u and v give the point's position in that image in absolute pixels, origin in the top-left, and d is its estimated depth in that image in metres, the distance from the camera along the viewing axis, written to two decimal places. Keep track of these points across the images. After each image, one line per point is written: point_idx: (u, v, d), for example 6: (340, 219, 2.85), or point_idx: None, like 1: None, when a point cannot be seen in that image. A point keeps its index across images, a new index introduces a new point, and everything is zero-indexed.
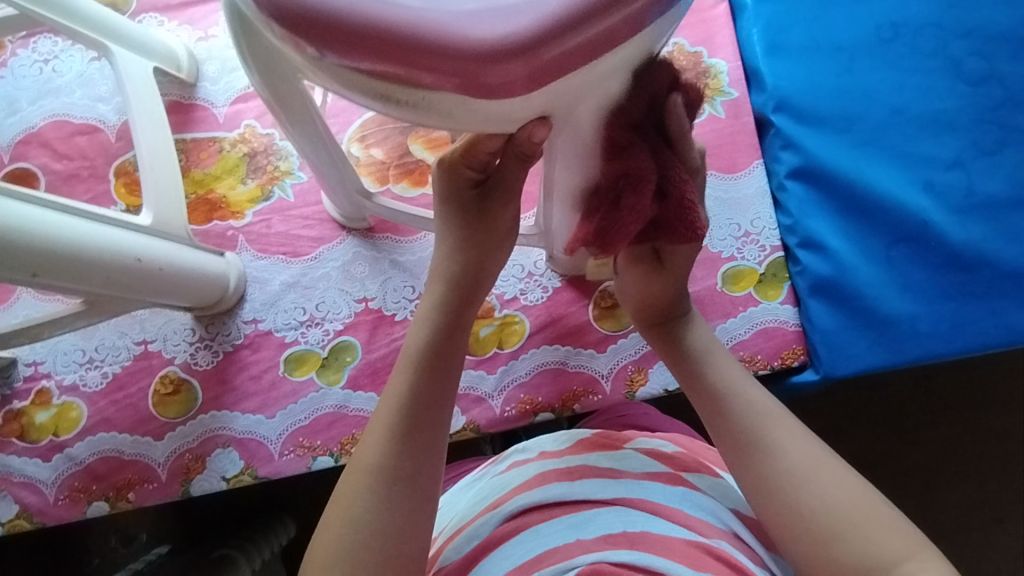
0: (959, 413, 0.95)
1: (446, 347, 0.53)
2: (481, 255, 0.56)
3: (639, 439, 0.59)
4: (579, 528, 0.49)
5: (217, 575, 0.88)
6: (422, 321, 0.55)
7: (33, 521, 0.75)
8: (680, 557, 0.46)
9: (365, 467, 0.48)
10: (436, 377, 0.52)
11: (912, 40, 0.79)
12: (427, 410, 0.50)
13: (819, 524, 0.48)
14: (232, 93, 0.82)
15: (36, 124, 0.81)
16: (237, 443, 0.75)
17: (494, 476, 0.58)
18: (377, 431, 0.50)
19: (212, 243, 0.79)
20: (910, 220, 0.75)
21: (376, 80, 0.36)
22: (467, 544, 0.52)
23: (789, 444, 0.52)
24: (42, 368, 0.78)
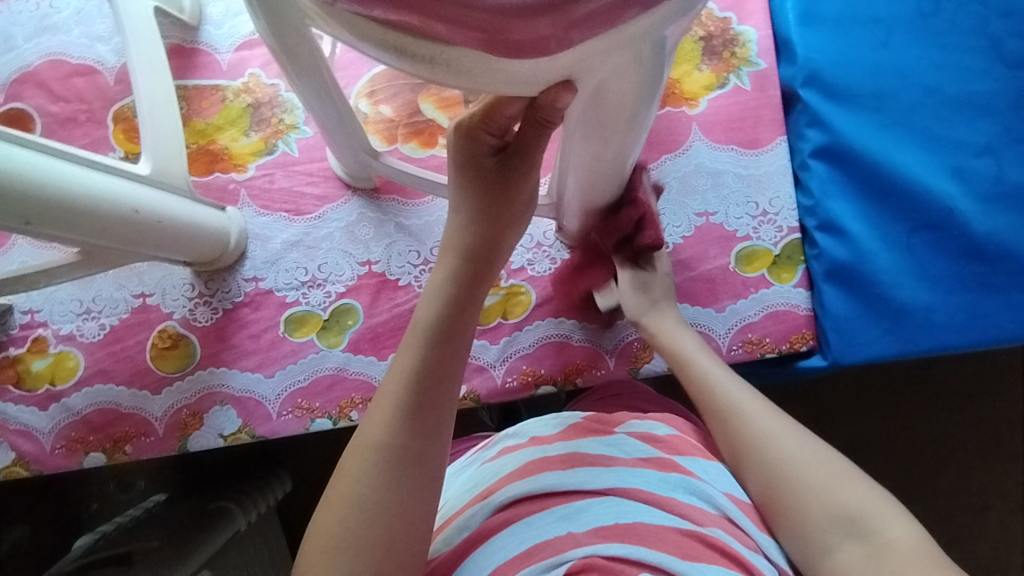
0: (962, 403, 0.94)
1: (457, 322, 0.51)
2: (497, 226, 0.54)
3: (629, 422, 0.58)
4: (569, 520, 0.48)
5: (215, 524, 0.89)
6: (434, 293, 0.52)
7: (29, 469, 0.75)
8: (673, 548, 0.45)
9: (369, 444, 0.47)
10: (447, 352, 0.50)
11: (952, 16, 0.75)
12: (436, 385, 0.49)
13: (792, 478, 0.52)
14: (236, 39, 0.79)
15: (33, 62, 0.78)
16: (235, 401, 0.75)
17: (484, 462, 0.57)
18: (384, 408, 0.48)
19: (213, 196, 0.77)
20: (935, 208, 0.72)
21: (390, 30, 0.34)
22: (458, 535, 0.51)
23: (761, 411, 0.57)
24: (39, 317, 0.77)
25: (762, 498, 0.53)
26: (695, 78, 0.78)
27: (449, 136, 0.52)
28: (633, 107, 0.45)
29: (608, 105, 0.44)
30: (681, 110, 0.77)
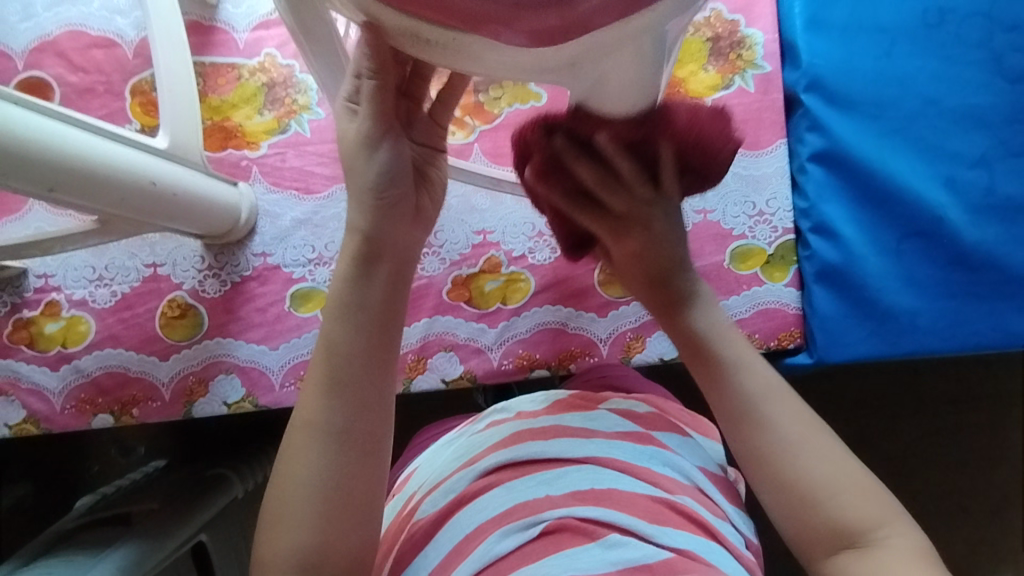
0: (942, 406, 0.97)
1: (368, 299, 0.51)
2: (396, 211, 0.51)
3: (613, 399, 0.61)
4: (550, 485, 0.50)
5: (217, 489, 0.93)
6: (341, 272, 0.52)
7: (40, 427, 0.78)
8: (643, 512, 0.48)
9: (305, 423, 0.50)
10: (363, 330, 0.51)
11: (957, 29, 0.77)
12: (354, 363, 0.50)
13: (809, 496, 0.51)
14: (254, 18, 0.80)
15: (52, 32, 0.79)
16: (240, 371, 0.77)
17: (473, 433, 0.60)
18: (312, 390, 0.50)
19: (225, 172, 0.79)
20: (926, 216, 0.74)
21: (409, 17, 0.37)
22: (443, 498, 0.53)
23: (792, 417, 0.54)
24: (52, 281, 0.79)
25: (773, 507, 0.53)
26: (701, 78, 0.79)
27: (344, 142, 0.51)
28: (631, 97, 0.46)
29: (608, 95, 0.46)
30: None
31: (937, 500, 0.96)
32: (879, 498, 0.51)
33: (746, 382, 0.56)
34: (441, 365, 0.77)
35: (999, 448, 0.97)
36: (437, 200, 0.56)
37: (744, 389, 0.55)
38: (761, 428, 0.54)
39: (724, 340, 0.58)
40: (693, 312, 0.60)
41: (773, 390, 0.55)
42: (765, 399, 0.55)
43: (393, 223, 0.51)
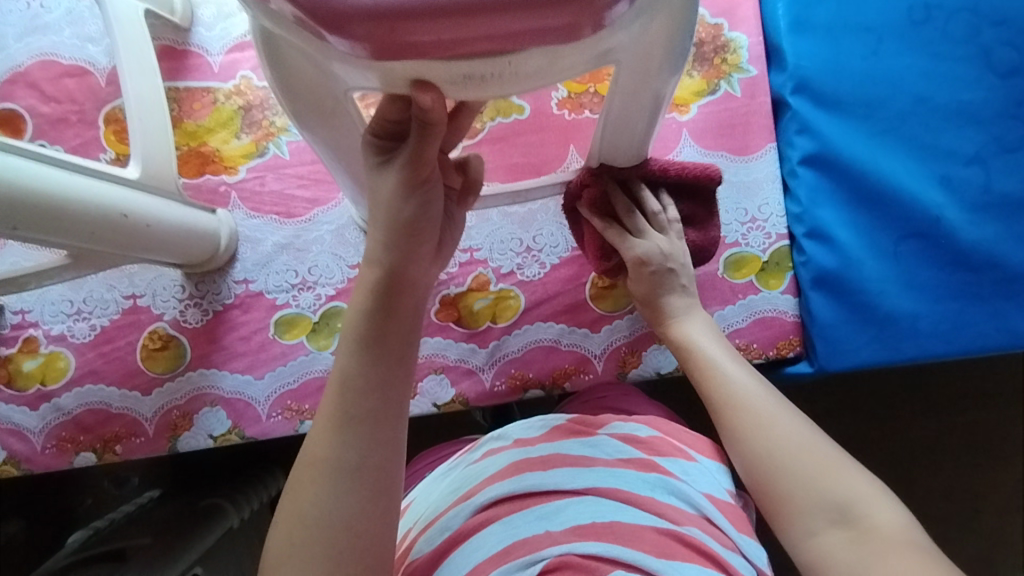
0: (949, 405, 0.95)
1: (388, 328, 0.48)
2: (413, 243, 0.49)
3: (614, 423, 0.58)
4: (549, 519, 0.48)
5: (210, 521, 0.90)
6: (357, 301, 0.49)
7: (20, 468, 0.76)
8: (650, 545, 0.46)
9: (314, 460, 0.46)
10: (383, 363, 0.48)
11: (944, 24, 0.75)
12: (368, 398, 0.47)
13: (786, 472, 0.52)
14: (228, 41, 0.79)
15: (23, 62, 0.78)
16: (225, 403, 0.75)
17: (469, 464, 0.57)
18: (322, 423, 0.47)
19: (204, 199, 0.77)
20: (921, 217, 0.73)
21: (459, 63, 0.36)
22: (439, 535, 0.51)
23: (776, 402, 0.57)
24: (30, 317, 0.77)
25: (757, 488, 0.53)
26: (685, 84, 0.78)
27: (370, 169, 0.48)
28: (659, 63, 0.48)
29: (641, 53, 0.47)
30: (671, 116, 0.77)
31: (950, 504, 0.94)
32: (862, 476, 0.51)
33: (725, 371, 0.61)
34: (432, 388, 0.75)
35: (1009, 447, 0.94)
36: (453, 237, 0.55)
37: (723, 374, 0.60)
38: (737, 407, 0.57)
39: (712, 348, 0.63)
40: (683, 329, 0.66)
41: (753, 382, 0.59)
42: (744, 385, 0.58)
43: (413, 256, 0.49)
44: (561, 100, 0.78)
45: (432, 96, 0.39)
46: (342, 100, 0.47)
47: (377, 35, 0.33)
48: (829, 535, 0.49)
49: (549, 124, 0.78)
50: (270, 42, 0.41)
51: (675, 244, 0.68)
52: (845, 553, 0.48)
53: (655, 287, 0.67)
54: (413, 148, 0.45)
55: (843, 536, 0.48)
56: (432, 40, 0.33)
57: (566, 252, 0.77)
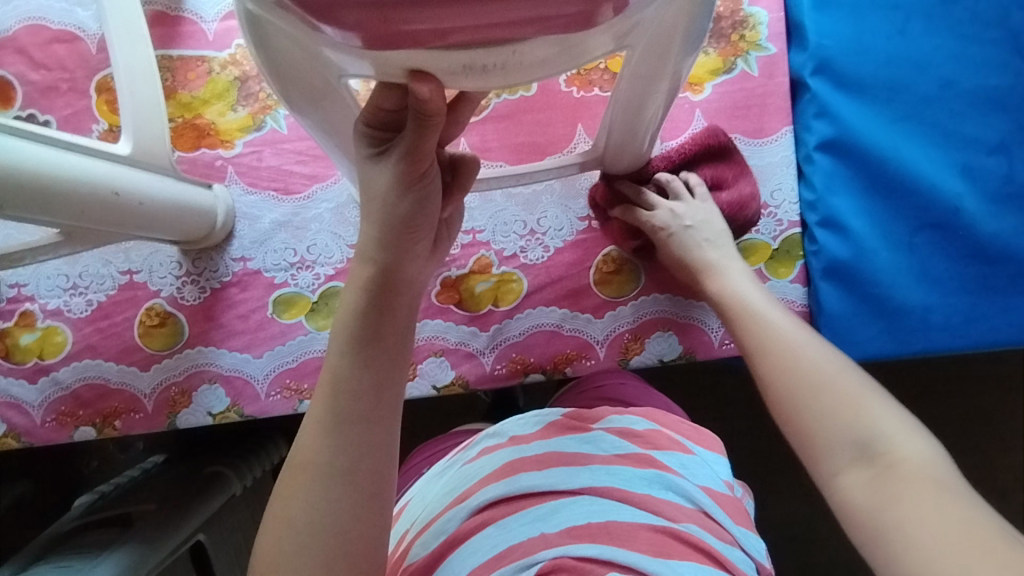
0: (954, 391, 0.94)
1: (383, 327, 0.47)
2: (408, 240, 0.47)
3: (609, 417, 0.58)
4: (544, 521, 0.47)
5: (211, 489, 0.90)
6: (350, 299, 0.48)
7: (21, 441, 0.76)
8: (645, 545, 0.45)
9: (303, 463, 0.46)
10: (379, 364, 0.47)
11: (976, 3, 0.71)
12: (359, 399, 0.46)
13: (809, 406, 0.54)
14: (222, 7, 0.75)
15: (11, 27, 0.75)
16: (224, 380, 0.75)
17: (463, 464, 0.57)
18: (313, 423, 0.46)
19: (199, 173, 0.75)
20: (940, 207, 0.70)
21: (459, 52, 0.34)
22: (435, 539, 0.50)
23: (817, 347, 0.58)
24: (25, 291, 0.76)
25: (785, 424, 0.55)
26: (700, 62, 0.74)
27: (363, 162, 0.46)
28: (675, 43, 0.45)
29: (656, 37, 0.44)
30: (684, 96, 0.74)
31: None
32: (897, 417, 0.51)
33: (761, 315, 0.62)
34: (431, 371, 0.74)
35: (1012, 432, 0.94)
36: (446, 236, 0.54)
37: (764, 320, 0.62)
38: (770, 348, 0.59)
39: (749, 293, 0.65)
40: (715, 274, 0.67)
41: (788, 326, 0.61)
42: (780, 328, 0.60)
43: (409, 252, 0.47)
44: (569, 77, 0.75)
45: (429, 86, 0.37)
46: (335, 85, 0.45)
47: (370, 24, 0.30)
48: (851, 473, 0.49)
49: (557, 102, 0.75)
50: (256, 25, 0.38)
51: (691, 205, 0.70)
52: (865, 489, 0.48)
53: (673, 242, 0.68)
54: (409, 139, 0.43)
55: (862, 471, 0.49)
56: (428, 28, 0.31)
57: (570, 235, 0.75)
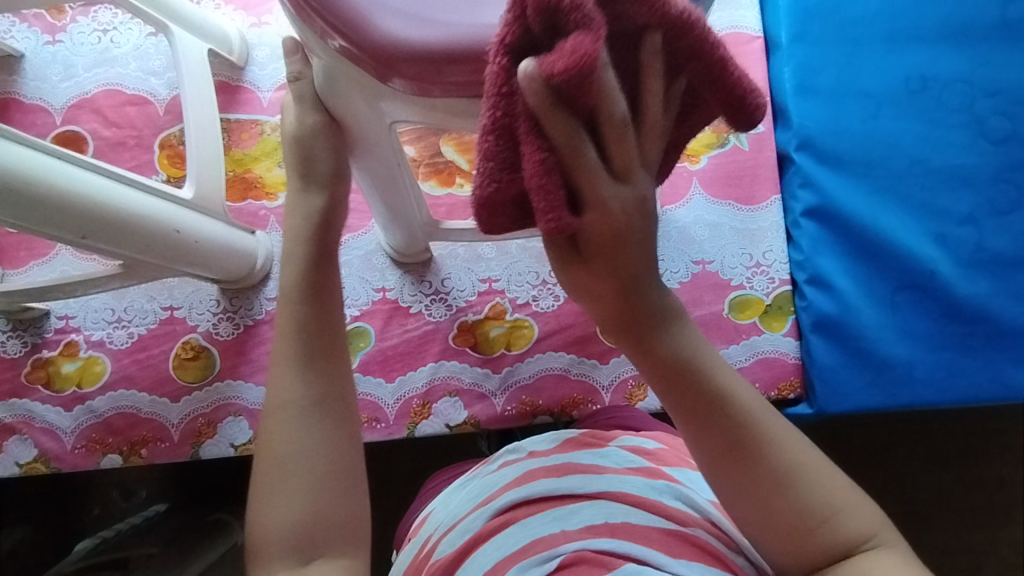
0: (987, 454, 0.90)
1: (320, 277, 0.55)
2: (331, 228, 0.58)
3: (623, 436, 0.62)
4: (563, 520, 0.50)
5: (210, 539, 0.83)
6: (290, 258, 0.55)
7: (50, 466, 0.79)
8: (658, 545, 0.48)
9: (281, 404, 0.49)
10: (320, 308, 0.53)
11: (940, 93, 0.81)
12: (320, 335, 0.52)
13: (807, 517, 0.45)
14: (278, 79, 0.86)
15: (90, 90, 0.85)
16: (248, 413, 0.79)
17: (486, 474, 0.60)
18: (281, 371, 0.51)
19: (244, 221, 0.83)
20: (918, 270, 0.77)
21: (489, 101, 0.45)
22: (459, 538, 0.53)
23: (737, 377, 0.47)
24: (73, 323, 0.82)
25: (760, 537, 0.46)
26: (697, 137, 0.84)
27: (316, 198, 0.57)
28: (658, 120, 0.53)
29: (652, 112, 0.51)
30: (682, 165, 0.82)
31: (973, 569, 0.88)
32: (873, 511, 0.47)
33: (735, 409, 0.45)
34: (445, 410, 0.78)
35: None
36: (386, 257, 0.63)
37: (707, 374, 0.45)
38: (751, 451, 0.45)
39: (711, 360, 0.46)
40: (665, 335, 0.44)
41: (771, 417, 0.46)
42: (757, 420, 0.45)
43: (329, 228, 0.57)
44: None
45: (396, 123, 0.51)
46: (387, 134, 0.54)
47: (418, 71, 0.42)
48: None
49: None
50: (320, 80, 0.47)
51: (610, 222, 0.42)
52: (760, 517, 0.45)
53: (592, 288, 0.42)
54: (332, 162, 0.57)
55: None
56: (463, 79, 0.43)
57: None
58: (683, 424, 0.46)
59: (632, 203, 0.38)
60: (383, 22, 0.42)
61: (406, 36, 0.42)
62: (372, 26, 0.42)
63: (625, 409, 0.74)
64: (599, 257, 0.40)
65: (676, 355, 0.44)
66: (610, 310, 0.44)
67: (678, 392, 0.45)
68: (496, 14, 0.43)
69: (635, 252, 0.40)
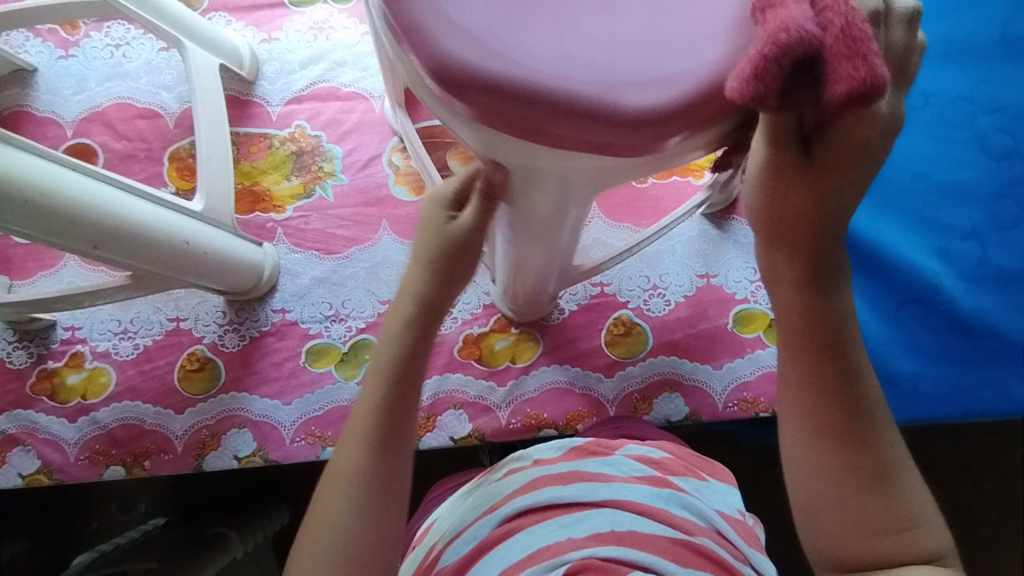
0: (995, 471, 0.89)
1: (414, 362, 0.55)
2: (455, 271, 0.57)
3: (630, 445, 0.63)
4: (570, 528, 0.50)
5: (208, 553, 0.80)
6: (394, 335, 0.56)
7: (52, 477, 0.79)
8: (667, 553, 0.48)
9: (341, 477, 0.50)
10: (407, 387, 0.54)
11: (941, 110, 0.82)
12: (400, 416, 0.53)
13: (884, 502, 0.42)
14: (287, 93, 0.88)
15: (101, 103, 0.86)
16: (252, 425, 0.79)
17: (491, 482, 0.60)
18: (355, 438, 0.52)
19: (252, 233, 0.83)
20: (921, 284, 0.77)
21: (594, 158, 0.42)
22: (466, 545, 0.53)
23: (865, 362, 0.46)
24: (79, 333, 0.83)
25: (816, 511, 0.43)
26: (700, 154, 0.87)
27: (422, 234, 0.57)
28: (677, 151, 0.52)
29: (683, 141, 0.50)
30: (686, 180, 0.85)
31: None
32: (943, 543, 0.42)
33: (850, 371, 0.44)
34: (449, 422, 0.78)
35: None
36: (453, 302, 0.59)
37: (843, 345, 0.44)
38: (846, 418, 0.43)
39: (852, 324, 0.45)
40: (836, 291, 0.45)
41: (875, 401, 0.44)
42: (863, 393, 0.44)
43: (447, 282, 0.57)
44: None
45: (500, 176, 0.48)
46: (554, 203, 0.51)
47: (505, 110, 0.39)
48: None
49: None
50: (603, 176, 0.45)
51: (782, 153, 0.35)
52: (829, 503, 0.43)
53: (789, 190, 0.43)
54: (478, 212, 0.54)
55: None
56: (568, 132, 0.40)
57: (585, 300, 0.82)
58: (799, 372, 0.45)
59: (864, 100, 0.34)
60: (602, 96, 0.39)
61: (493, 71, 0.39)
62: (631, 105, 0.39)
63: (630, 421, 0.74)
64: (828, 175, 0.42)
65: (819, 316, 0.44)
66: (798, 269, 0.45)
67: (809, 335, 0.44)
68: (705, 55, 0.40)
69: (843, 180, 0.42)
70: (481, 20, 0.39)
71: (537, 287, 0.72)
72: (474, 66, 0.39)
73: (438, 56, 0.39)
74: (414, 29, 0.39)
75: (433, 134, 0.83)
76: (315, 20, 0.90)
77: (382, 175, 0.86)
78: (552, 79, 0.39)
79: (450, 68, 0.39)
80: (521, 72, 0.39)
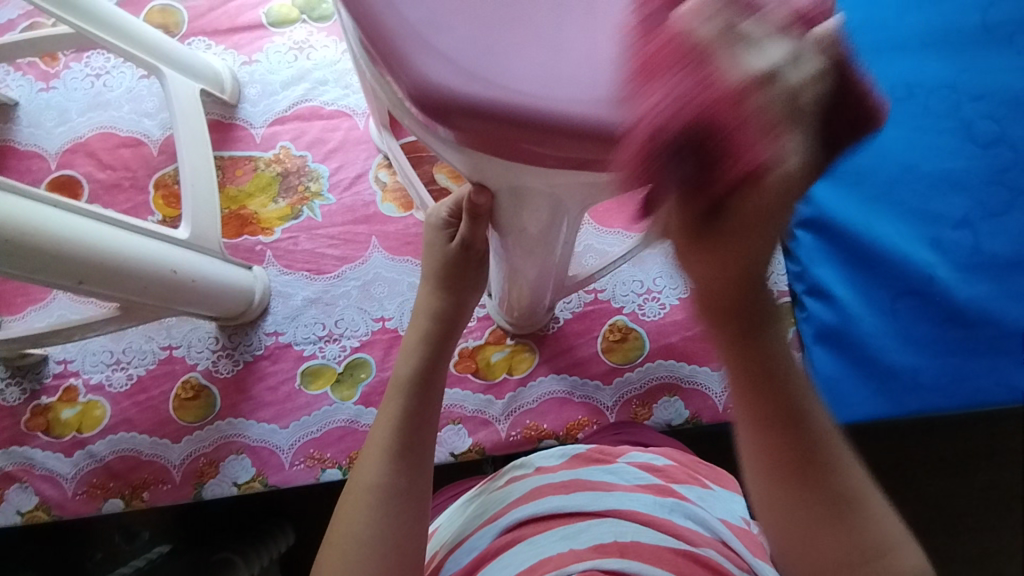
0: (1004, 459, 0.89)
1: (432, 377, 0.55)
2: (458, 283, 0.58)
3: (631, 453, 0.62)
4: (572, 539, 0.49)
5: None
6: (410, 351, 0.56)
7: (51, 514, 0.78)
8: (667, 565, 0.46)
9: (364, 487, 0.49)
10: (425, 402, 0.53)
11: (925, 100, 0.82)
12: (419, 429, 0.52)
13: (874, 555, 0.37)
14: (270, 115, 0.87)
15: (84, 134, 0.86)
16: (250, 451, 0.78)
17: (493, 490, 0.59)
18: (374, 452, 0.51)
19: (241, 257, 0.83)
20: (917, 277, 0.77)
21: (579, 172, 0.41)
22: (468, 556, 0.53)
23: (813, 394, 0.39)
24: (71, 367, 0.82)
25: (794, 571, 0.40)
26: None
27: (422, 251, 0.59)
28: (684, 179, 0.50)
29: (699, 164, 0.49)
30: None
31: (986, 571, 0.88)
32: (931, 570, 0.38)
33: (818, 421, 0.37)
34: (449, 438, 0.77)
35: None
36: (461, 320, 0.59)
37: (791, 386, 0.37)
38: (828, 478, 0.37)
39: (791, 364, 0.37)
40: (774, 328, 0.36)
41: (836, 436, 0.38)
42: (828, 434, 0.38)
43: (451, 290, 0.57)
44: None
45: (487, 197, 0.48)
46: (544, 222, 0.51)
47: (479, 130, 0.39)
48: None
49: None
50: (595, 189, 0.44)
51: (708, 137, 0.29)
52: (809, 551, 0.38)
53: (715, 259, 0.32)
54: (469, 228, 0.54)
55: None
56: (547, 151, 0.39)
57: (579, 308, 0.81)
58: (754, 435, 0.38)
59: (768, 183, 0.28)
60: (588, 114, 0.38)
61: (466, 91, 0.38)
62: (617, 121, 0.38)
63: (632, 427, 0.73)
64: (728, 240, 0.31)
65: (760, 361, 0.36)
66: (702, 291, 0.34)
67: (780, 406, 0.36)
68: None
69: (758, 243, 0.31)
70: (463, 46, 0.38)
71: (534, 301, 0.72)
72: (447, 88, 0.38)
73: (411, 75, 0.38)
74: (396, 58, 0.39)
75: (417, 149, 0.83)
76: (295, 40, 0.90)
77: (369, 193, 0.85)
78: (534, 102, 0.38)
79: (433, 95, 0.38)
80: (501, 95, 0.38)
